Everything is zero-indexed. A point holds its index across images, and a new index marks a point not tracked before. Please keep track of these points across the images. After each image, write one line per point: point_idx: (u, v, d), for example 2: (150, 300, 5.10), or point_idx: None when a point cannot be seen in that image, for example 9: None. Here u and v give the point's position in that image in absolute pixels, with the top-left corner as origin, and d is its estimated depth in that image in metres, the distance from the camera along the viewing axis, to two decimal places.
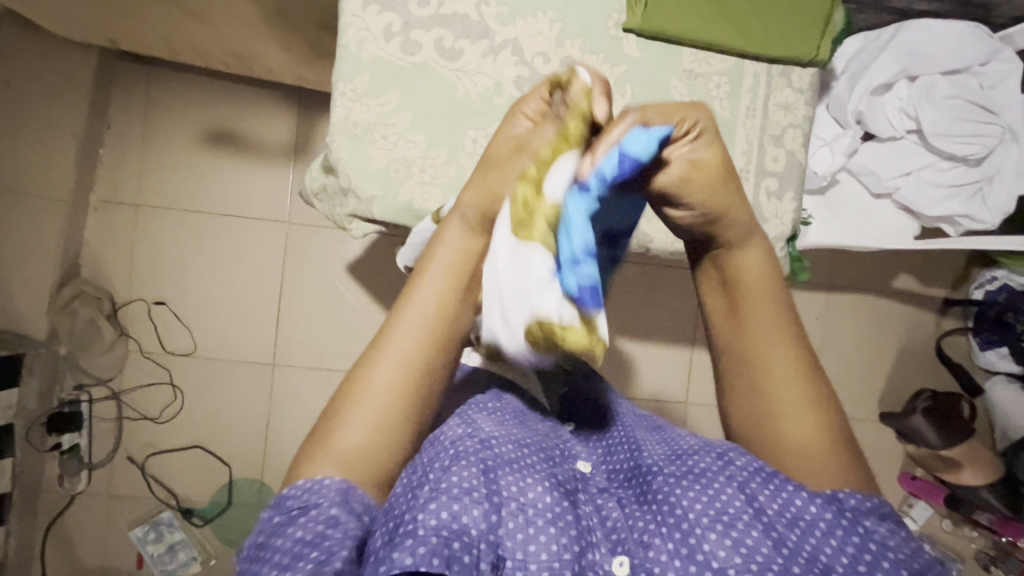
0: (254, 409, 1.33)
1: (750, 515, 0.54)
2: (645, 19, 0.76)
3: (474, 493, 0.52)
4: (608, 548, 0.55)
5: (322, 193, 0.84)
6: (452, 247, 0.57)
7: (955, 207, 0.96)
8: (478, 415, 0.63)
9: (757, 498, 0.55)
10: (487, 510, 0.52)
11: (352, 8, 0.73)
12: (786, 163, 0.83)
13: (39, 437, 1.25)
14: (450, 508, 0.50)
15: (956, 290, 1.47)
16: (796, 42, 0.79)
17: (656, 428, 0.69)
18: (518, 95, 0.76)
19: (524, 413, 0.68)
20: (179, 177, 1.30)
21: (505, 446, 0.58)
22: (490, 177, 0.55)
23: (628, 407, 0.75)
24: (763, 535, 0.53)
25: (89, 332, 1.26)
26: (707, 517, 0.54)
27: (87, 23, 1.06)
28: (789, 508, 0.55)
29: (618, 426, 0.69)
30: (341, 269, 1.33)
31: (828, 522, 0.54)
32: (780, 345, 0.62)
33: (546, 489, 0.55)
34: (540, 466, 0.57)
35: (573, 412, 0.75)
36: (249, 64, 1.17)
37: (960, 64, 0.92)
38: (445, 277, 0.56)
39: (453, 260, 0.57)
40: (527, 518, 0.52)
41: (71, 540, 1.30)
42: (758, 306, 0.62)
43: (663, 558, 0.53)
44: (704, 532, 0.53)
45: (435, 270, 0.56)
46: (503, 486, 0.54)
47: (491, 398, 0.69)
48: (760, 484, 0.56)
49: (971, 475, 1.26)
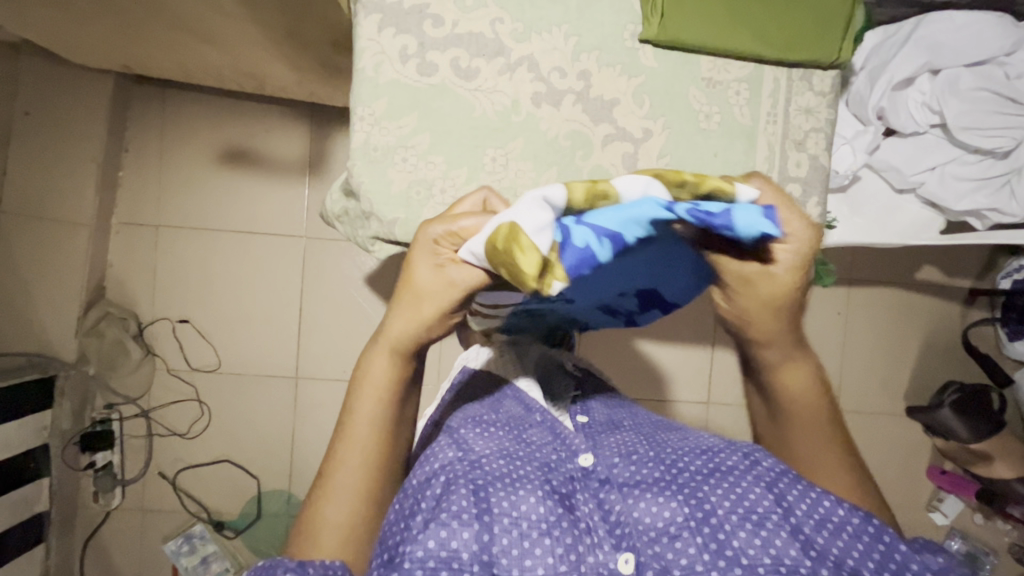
0: (280, 422, 1.35)
1: (779, 516, 0.53)
2: (662, 29, 0.75)
3: (464, 516, 0.51)
4: (612, 545, 0.53)
5: (343, 216, 0.85)
6: (373, 378, 0.59)
7: (981, 201, 0.94)
8: (470, 433, 0.62)
9: (786, 499, 0.54)
10: (477, 531, 0.51)
11: (366, 32, 0.73)
12: (809, 168, 0.81)
13: (74, 456, 1.28)
14: (437, 535, 0.50)
15: (982, 280, 1.44)
16: (816, 45, 0.77)
17: (667, 428, 0.68)
18: (535, 112, 0.76)
19: (521, 422, 0.66)
20: (199, 197, 1.32)
21: (496, 463, 0.57)
22: (419, 312, 0.57)
23: (641, 413, 0.73)
24: (791, 537, 0.52)
25: (116, 352, 1.29)
26: (736, 514, 0.53)
27: (105, 50, 1.08)
28: (817, 508, 0.53)
29: (628, 429, 0.66)
30: (359, 282, 1.34)
31: (855, 526, 0.53)
32: (807, 419, 0.64)
33: (539, 498, 0.53)
34: (533, 476, 0.56)
35: (587, 412, 0.72)
36: (262, 83, 1.19)
37: (984, 55, 0.90)
38: (374, 398, 0.59)
39: (378, 390, 0.59)
40: (521, 532, 0.52)
41: (107, 553, 1.33)
42: (801, 410, 0.64)
43: (692, 552, 0.52)
44: (734, 530, 0.52)
45: (366, 399, 0.59)
46: (494, 503, 0.53)
47: (489, 413, 0.67)
48: (787, 485, 0.55)
49: (1003, 468, 1.25)
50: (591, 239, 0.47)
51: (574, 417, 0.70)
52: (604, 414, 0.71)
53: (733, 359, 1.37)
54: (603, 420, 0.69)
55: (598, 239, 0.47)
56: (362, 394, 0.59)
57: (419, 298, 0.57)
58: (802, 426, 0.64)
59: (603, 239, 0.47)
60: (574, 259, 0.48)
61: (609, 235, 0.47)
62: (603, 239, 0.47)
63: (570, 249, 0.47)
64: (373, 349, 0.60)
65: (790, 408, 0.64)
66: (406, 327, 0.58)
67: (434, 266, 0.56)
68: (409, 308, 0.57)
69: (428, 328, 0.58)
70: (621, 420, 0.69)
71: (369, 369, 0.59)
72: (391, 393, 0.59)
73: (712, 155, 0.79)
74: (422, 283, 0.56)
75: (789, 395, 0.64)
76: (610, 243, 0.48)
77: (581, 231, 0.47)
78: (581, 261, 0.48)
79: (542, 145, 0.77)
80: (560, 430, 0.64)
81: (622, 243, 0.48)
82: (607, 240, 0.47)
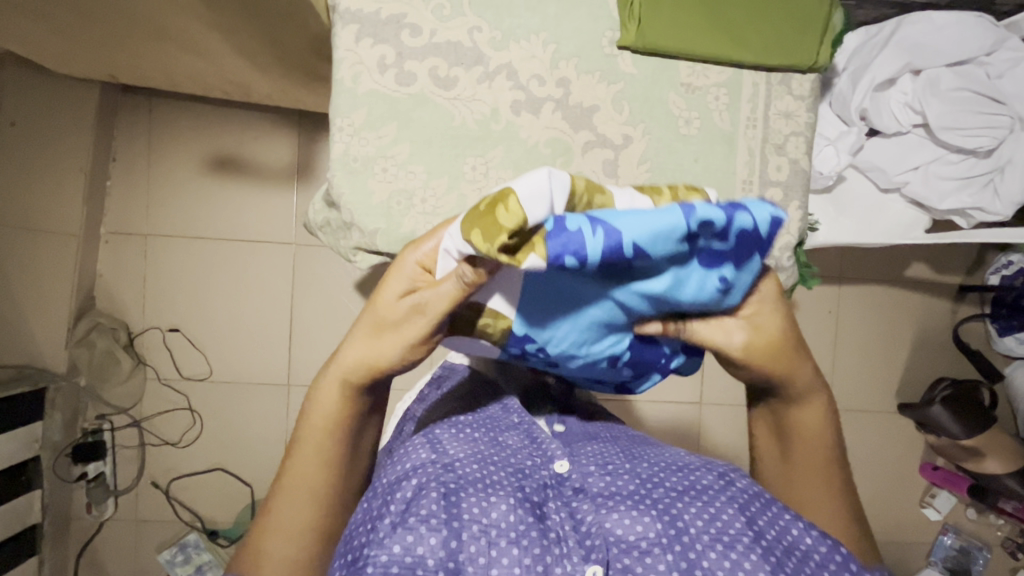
0: (274, 431, 1.35)
1: (750, 538, 0.52)
2: (639, 36, 0.75)
3: (432, 520, 0.51)
4: (581, 556, 0.53)
5: (326, 226, 0.85)
6: (322, 409, 0.58)
7: (966, 200, 0.94)
8: (446, 434, 0.62)
9: (757, 522, 0.54)
10: (445, 537, 0.50)
11: (345, 42, 0.73)
12: (790, 171, 0.82)
13: (65, 468, 1.28)
14: (403, 540, 0.50)
15: (971, 276, 1.45)
16: (793, 49, 0.77)
17: (645, 443, 0.68)
18: (515, 120, 0.76)
19: (498, 424, 0.66)
20: (186, 206, 1.31)
21: (470, 467, 0.57)
22: (379, 342, 0.56)
23: (618, 428, 0.74)
24: (762, 558, 0.51)
25: (107, 361, 1.27)
26: (708, 534, 0.53)
27: (87, 60, 1.08)
28: (785, 535, 0.54)
29: (605, 441, 0.67)
30: (349, 288, 1.34)
31: (823, 555, 0.53)
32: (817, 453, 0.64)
33: (510, 506, 0.53)
34: (506, 483, 0.56)
35: (564, 421, 0.73)
36: (247, 91, 1.19)
37: (964, 55, 0.90)
38: (321, 436, 0.58)
39: (329, 424, 0.58)
40: (489, 539, 0.52)
41: (102, 565, 1.33)
42: (808, 441, 0.64)
43: (661, 568, 0.51)
44: (704, 549, 0.52)
45: (313, 436, 0.58)
46: (464, 509, 0.53)
47: (466, 414, 0.67)
48: (759, 508, 0.55)
49: (994, 464, 1.26)
50: (588, 227, 0.44)
51: (551, 426, 0.72)
52: (582, 425, 0.72)
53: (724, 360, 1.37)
54: (581, 431, 0.70)
55: (597, 229, 0.44)
56: (309, 431, 0.58)
57: (386, 331, 0.56)
58: (807, 453, 0.64)
59: (604, 231, 0.45)
60: (560, 245, 0.44)
61: (609, 233, 0.45)
62: (600, 230, 0.45)
63: (560, 232, 0.44)
64: (324, 377, 0.58)
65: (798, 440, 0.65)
66: (362, 360, 0.57)
67: (400, 295, 0.55)
68: (369, 336, 0.56)
69: (385, 363, 0.57)
70: (599, 432, 0.70)
71: (320, 397, 0.58)
72: (340, 427, 0.58)
73: (692, 161, 0.79)
74: (384, 312, 0.56)
75: (795, 426, 0.65)
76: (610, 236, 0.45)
77: (580, 220, 0.45)
78: (567, 251, 0.44)
79: (522, 153, 0.77)
80: (537, 435, 0.65)
81: (620, 246, 0.45)
82: (611, 235, 0.45)
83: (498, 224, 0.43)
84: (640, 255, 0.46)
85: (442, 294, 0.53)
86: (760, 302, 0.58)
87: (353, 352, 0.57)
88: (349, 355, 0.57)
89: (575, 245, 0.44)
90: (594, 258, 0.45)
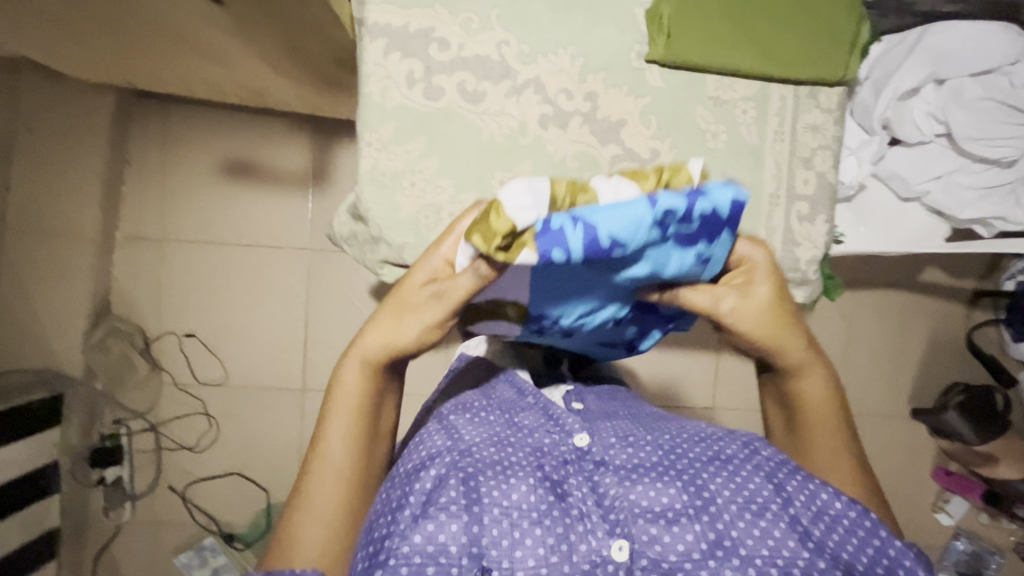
0: (288, 436, 1.35)
1: (778, 506, 0.54)
2: (668, 50, 0.75)
3: (453, 507, 0.51)
4: (606, 531, 0.54)
5: (352, 239, 0.85)
6: (346, 389, 0.60)
7: (988, 210, 0.94)
8: (461, 420, 0.62)
9: (785, 488, 0.55)
10: (466, 523, 0.51)
11: (372, 57, 0.73)
12: (816, 185, 0.82)
13: (83, 472, 1.29)
14: (424, 530, 0.50)
15: (986, 281, 1.44)
16: (820, 63, 0.77)
17: (662, 418, 0.68)
18: (542, 134, 0.76)
19: (513, 405, 0.66)
20: (201, 212, 1.32)
21: (487, 450, 0.57)
22: (399, 324, 0.58)
23: (632, 404, 0.73)
24: (790, 528, 0.53)
25: (124, 367, 1.31)
26: (735, 503, 0.55)
27: (106, 67, 1.09)
28: (815, 500, 0.54)
29: (623, 417, 0.66)
30: (364, 293, 1.35)
31: (852, 519, 0.53)
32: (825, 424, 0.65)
33: (530, 487, 0.54)
34: (524, 463, 0.56)
35: (582, 399, 0.71)
36: (264, 97, 1.19)
37: (990, 65, 0.89)
38: (349, 418, 0.60)
39: (353, 405, 0.60)
40: (510, 521, 0.52)
41: (118, 568, 1.34)
42: (815, 412, 0.66)
43: (689, 538, 0.53)
44: (733, 519, 0.54)
45: (339, 419, 0.60)
46: (483, 493, 0.53)
47: (477, 398, 0.67)
48: (787, 475, 0.56)
49: (1009, 470, 1.26)
50: (570, 227, 0.46)
51: (569, 403, 0.69)
52: (599, 403, 0.70)
53: (738, 365, 1.38)
54: (597, 409, 0.68)
55: (577, 227, 0.46)
56: (336, 414, 0.60)
57: (402, 315, 0.57)
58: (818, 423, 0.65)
59: (582, 227, 0.47)
60: (547, 242, 0.46)
61: (590, 231, 0.47)
62: (579, 225, 0.47)
63: (549, 233, 0.46)
64: (347, 360, 0.60)
65: (804, 412, 0.66)
66: (382, 343, 0.59)
67: (424, 282, 0.57)
68: (390, 317, 0.58)
69: (404, 347, 0.58)
70: (616, 410, 0.68)
71: (342, 379, 0.60)
72: (365, 409, 0.60)
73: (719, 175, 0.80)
74: (404, 295, 0.57)
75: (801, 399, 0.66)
76: (591, 233, 0.47)
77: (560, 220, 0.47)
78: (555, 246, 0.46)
79: (550, 167, 0.77)
80: (553, 410, 0.64)
81: (600, 239, 0.47)
82: (592, 231, 0.47)
83: (492, 227, 0.46)
84: (618, 247, 0.49)
85: (460, 285, 0.54)
86: (742, 270, 0.60)
87: (372, 335, 0.59)
88: (370, 338, 0.59)
89: (561, 241, 0.46)
90: (578, 253, 0.47)
